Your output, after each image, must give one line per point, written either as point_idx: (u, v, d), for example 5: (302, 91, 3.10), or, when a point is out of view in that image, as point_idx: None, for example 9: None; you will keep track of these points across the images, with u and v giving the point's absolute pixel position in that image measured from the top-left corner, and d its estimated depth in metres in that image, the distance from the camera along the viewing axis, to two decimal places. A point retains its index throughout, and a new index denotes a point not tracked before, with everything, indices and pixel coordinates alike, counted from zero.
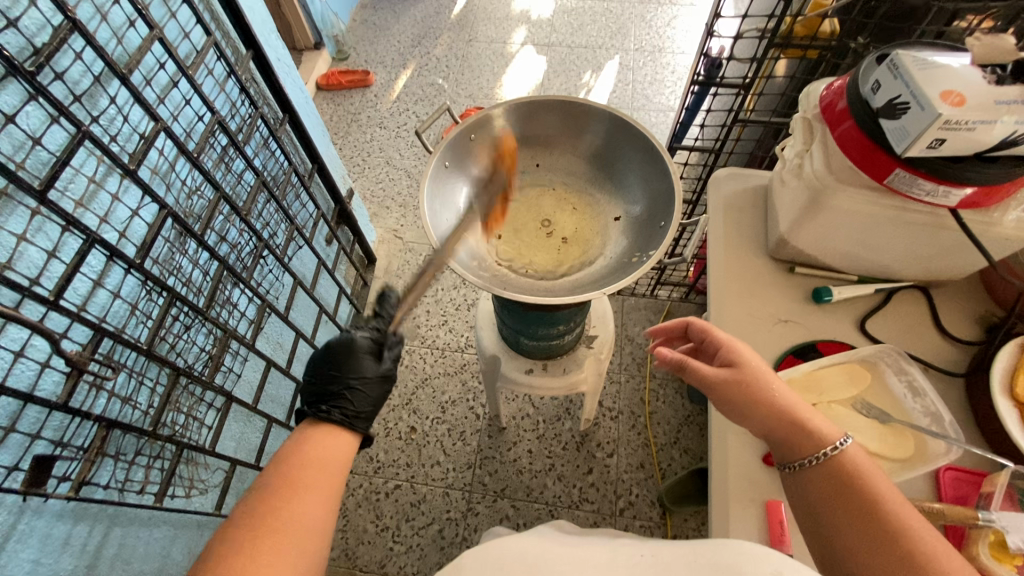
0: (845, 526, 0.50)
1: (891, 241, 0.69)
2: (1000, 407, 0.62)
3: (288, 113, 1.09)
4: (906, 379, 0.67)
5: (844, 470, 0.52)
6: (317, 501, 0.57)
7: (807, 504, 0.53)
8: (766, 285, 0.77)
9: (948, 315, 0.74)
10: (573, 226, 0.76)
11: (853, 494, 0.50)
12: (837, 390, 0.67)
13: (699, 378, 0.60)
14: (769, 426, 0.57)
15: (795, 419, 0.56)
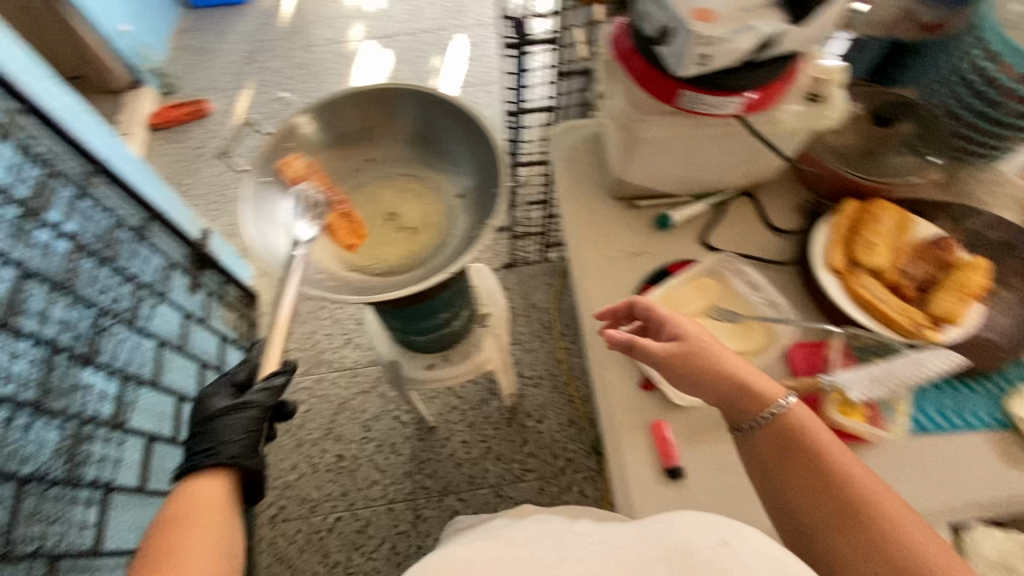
0: (797, 485, 0.51)
1: (706, 158, 0.74)
2: (824, 280, 0.70)
3: (95, 164, 0.98)
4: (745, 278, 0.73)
5: (790, 429, 0.53)
6: (189, 552, 0.55)
7: (762, 467, 0.54)
8: (616, 225, 0.81)
9: (773, 212, 0.82)
10: (419, 213, 0.74)
11: (799, 453, 0.52)
12: (689, 301, 0.72)
13: (650, 357, 0.58)
14: (722, 395, 0.56)
15: (745, 384, 0.55)
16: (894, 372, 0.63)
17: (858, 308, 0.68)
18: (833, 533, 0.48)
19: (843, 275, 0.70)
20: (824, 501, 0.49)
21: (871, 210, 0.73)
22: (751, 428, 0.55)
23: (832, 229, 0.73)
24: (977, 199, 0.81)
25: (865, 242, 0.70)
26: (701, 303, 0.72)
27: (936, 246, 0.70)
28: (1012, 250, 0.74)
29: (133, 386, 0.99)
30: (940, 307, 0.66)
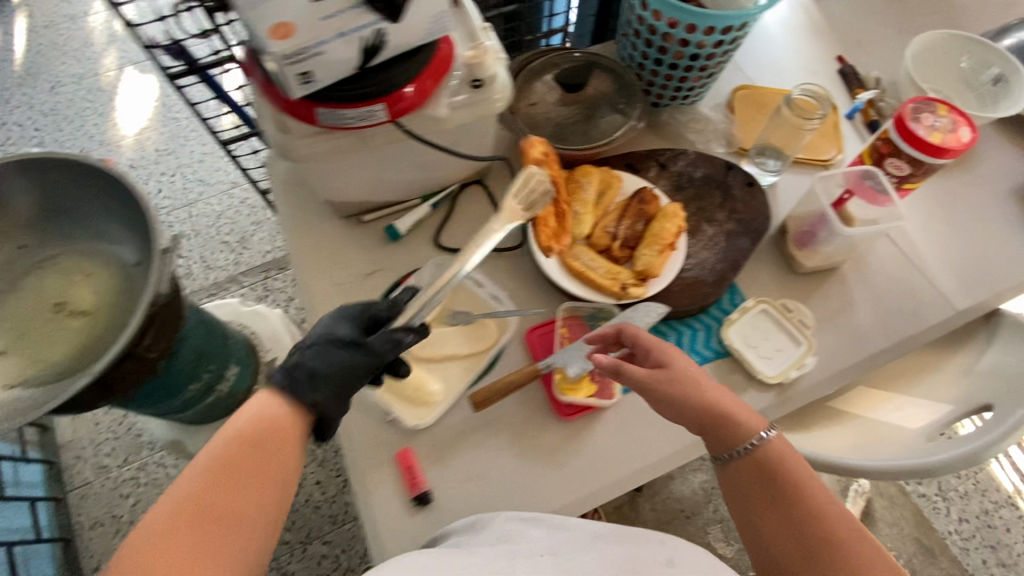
0: (773, 521, 0.50)
1: (404, 161, 0.70)
2: (541, 259, 0.70)
3: None
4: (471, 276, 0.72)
5: (762, 459, 0.52)
6: (234, 512, 0.43)
7: (743, 497, 0.53)
8: (343, 247, 0.75)
9: (503, 195, 0.80)
10: (91, 295, 0.65)
11: (771, 484, 0.51)
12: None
13: (634, 383, 0.57)
14: (700, 424, 0.55)
15: (720, 415, 0.54)
16: (606, 338, 0.65)
17: (574, 280, 0.69)
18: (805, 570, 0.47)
19: (558, 250, 0.71)
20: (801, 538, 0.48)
21: (576, 177, 0.74)
22: (728, 457, 0.54)
23: (546, 205, 0.74)
24: (686, 139, 0.84)
25: (571, 213, 0.71)
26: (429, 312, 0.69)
27: (634, 202, 0.72)
28: (712, 184, 0.79)
29: None
30: (641, 263, 0.68)
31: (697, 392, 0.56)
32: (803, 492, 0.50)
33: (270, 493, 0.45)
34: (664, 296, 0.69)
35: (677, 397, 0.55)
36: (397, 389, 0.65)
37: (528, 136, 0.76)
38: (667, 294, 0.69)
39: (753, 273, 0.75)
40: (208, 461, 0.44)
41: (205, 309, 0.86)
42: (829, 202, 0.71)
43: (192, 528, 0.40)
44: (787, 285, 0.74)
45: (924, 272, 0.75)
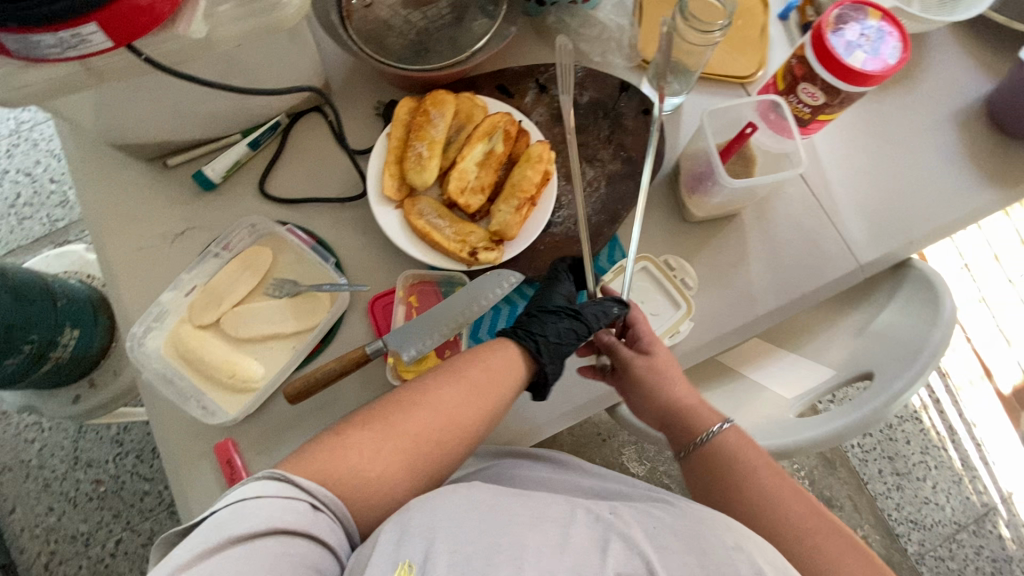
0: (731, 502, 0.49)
1: (187, 91, 0.55)
2: (379, 217, 0.58)
3: None
4: (294, 236, 0.60)
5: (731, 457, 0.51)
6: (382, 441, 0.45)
7: (706, 485, 0.52)
8: (147, 199, 0.62)
9: (345, 126, 0.66)
10: None
11: (734, 478, 0.50)
12: (229, 284, 0.58)
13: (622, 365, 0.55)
14: (661, 417, 0.54)
15: (685, 406, 0.54)
16: (449, 312, 0.56)
17: (418, 241, 0.58)
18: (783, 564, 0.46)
19: (400, 204, 0.58)
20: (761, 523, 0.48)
21: (426, 107, 0.60)
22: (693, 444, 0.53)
23: (388, 144, 0.60)
24: (575, 50, 0.68)
25: (415, 156, 0.58)
26: (245, 281, 0.58)
27: (494, 140, 0.58)
28: (597, 114, 0.65)
29: None
30: (496, 221, 0.57)
31: (672, 384, 0.54)
32: (752, 471, 0.50)
33: (426, 418, 0.47)
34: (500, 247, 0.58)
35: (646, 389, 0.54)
36: (212, 380, 0.56)
37: (362, 52, 0.60)
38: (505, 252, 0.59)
39: (636, 223, 0.64)
40: (412, 399, 0.48)
41: (15, 270, 0.73)
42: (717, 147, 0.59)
43: (394, 428, 0.46)
44: (674, 237, 0.64)
45: (832, 217, 0.66)
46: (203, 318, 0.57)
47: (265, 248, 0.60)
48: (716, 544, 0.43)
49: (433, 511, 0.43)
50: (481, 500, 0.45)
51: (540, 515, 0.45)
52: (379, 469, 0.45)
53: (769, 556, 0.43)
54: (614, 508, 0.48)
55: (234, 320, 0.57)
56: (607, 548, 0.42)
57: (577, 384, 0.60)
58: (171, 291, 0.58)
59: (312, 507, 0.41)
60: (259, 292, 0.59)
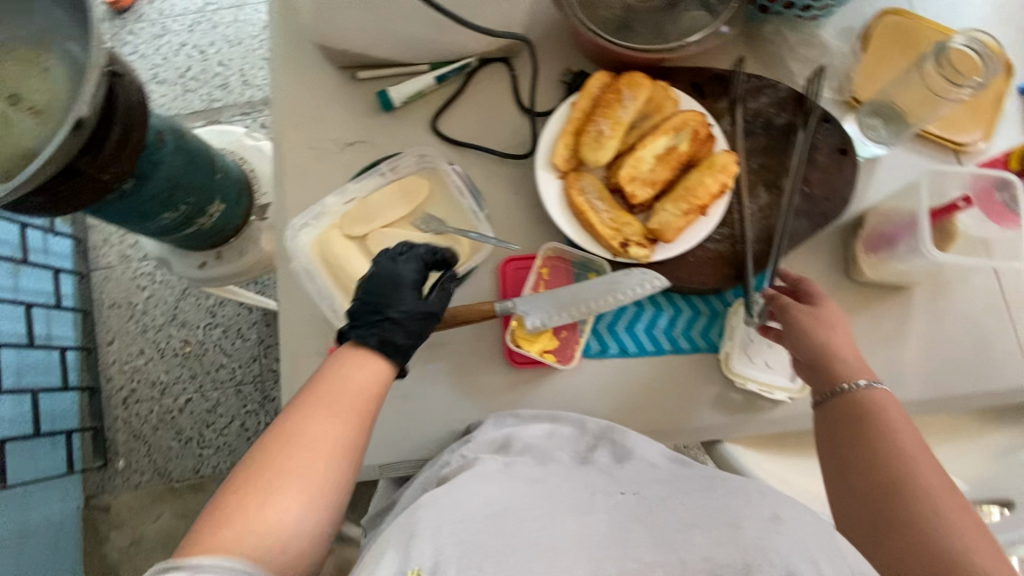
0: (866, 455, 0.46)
1: (402, 12, 0.56)
2: (541, 183, 0.57)
3: None
4: (457, 180, 0.61)
5: (866, 410, 0.48)
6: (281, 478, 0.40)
7: (839, 441, 0.48)
8: (330, 103, 0.65)
9: (527, 84, 0.65)
10: (43, 91, 0.58)
11: (870, 431, 0.47)
12: (386, 207, 0.60)
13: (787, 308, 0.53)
14: (809, 360, 0.52)
15: (834, 355, 0.51)
16: (583, 296, 0.54)
17: (572, 216, 0.57)
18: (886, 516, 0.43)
19: (565, 176, 0.57)
20: (875, 472, 0.45)
21: (619, 86, 0.58)
22: (826, 393, 0.51)
23: (570, 113, 0.58)
24: (784, 68, 0.64)
25: (595, 133, 0.56)
26: (401, 209, 0.60)
27: (679, 137, 0.56)
28: (789, 140, 0.60)
29: None
30: (658, 220, 0.55)
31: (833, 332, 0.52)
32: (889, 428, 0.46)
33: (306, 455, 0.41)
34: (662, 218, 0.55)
35: (798, 329, 0.52)
36: (348, 290, 0.59)
37: (577, 18, 0.59)
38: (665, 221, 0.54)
39: (794, 264, 0.60)
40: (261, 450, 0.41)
41: (193, 135, 0.79)
42: (933, 205, 0.54)
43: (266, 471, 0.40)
44: (831, 291, 0.60)
45: (1017, 325, 0.58)
46: (354, 230, 0.60)
47: (426, 183, 0.62)
48: (751, 520, 0.39)
49: (438, 507, 0.41)
50: (492, 494, 0.43)
51: (555, 502, 0.43)
52: (282, 510, 0.39)
53: (813, 537, 0.38)
54: (638, 492, 0.45)
55: (382, 242, 0.60)
56: (626, 527, 0.40)
57: (682, 406, 0.58)
58: (337, 197, 0.59)
59: (247, 570, 0.36)
60: (408, 223, 0.61)
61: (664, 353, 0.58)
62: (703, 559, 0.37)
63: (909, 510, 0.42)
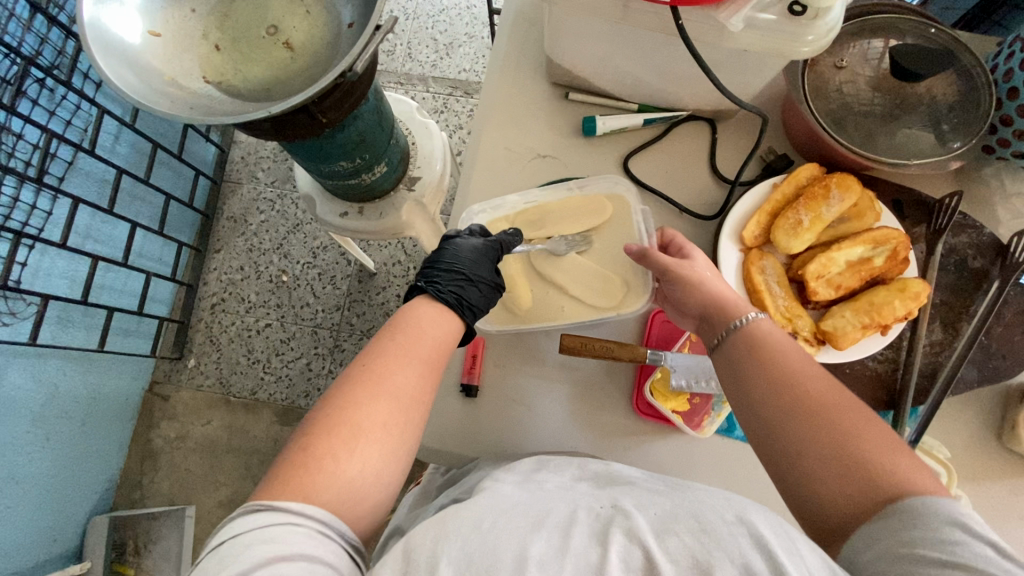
0: (770, 394, 0.45)
1: (647, 56, 0.58)
2: (723, 251, 0.58)
3: None
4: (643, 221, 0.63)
5: (754, 332, 0.49)
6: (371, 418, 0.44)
7: (740, 383, 0.48)
8: (535, 113, 0.68)
9: (725, 150, 0.66)
10: (300, 31, 0.64)
11: (776, 364, 0.46)
12: (562, 220, 0.64)
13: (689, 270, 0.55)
14: (701, 312, 0.54)
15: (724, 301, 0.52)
16: None
17: (744, 291, 0.57)
18: (806, 446, 0.41)
19: (748, 251, 0.58)
20: (780, 404, 0.44)
21: (828, 183, 0.58)
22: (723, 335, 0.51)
23: (770, 193, 0.59)
24: (991, 214, 0.62)
25: (793, 221, 0.57)
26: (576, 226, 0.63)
27: (876, 251, 0.56)
28: (979, 286, 0.59)
29: (71, 147, 1.01)
30: (832, 323, 0.54)
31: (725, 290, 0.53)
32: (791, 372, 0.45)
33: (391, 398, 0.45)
34: (708, 305, 0.53)
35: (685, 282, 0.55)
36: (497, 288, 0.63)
37: (808, 109, 0.58)
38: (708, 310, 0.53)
39: (945, 410, 0.58)
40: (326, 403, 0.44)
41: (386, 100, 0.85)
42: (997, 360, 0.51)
43: (344, 415, 0.43)
44: (980, 450, 0.57)
45: None
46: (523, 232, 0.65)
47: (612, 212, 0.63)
48: (718, 520, 0.38)
49: (440, 525, 0.40)
50: (484, 518, 0.40)
51: (535, 520, 0.41)
52: (363, 461, 0.42)
53: (776, 528, 0.37)
54: (613, 501, 0.43)
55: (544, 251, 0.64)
56: (603, 537, 0.39)
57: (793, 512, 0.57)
58: (520, 196, 0.65)
59: (329, 520, 0.39)
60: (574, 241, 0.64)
61: None
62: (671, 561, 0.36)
63: (844, 446, 0.40)
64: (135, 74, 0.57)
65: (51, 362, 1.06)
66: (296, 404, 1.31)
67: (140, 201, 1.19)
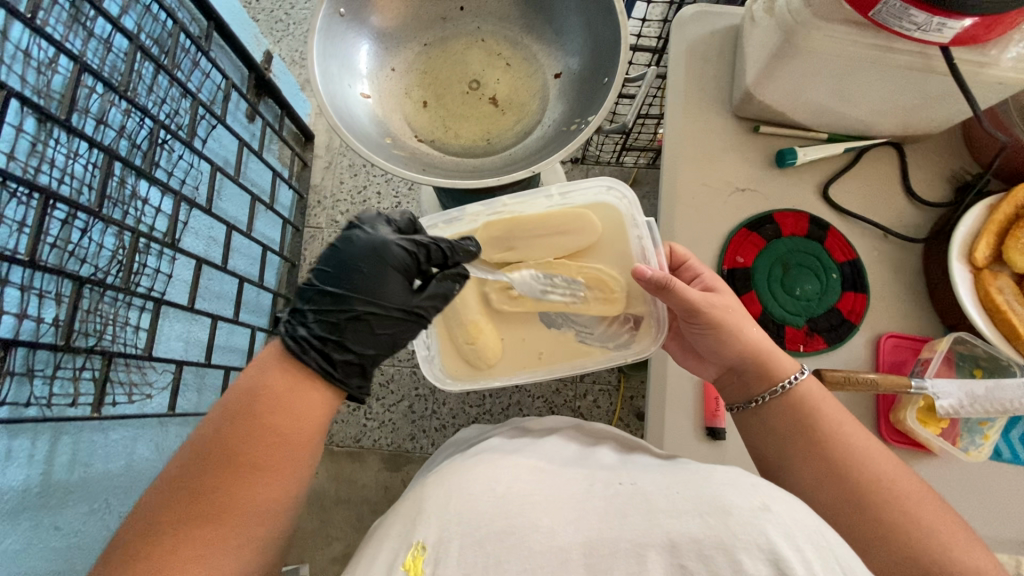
0: (811, 463, 0.51)
1: (870, 92, 0.59)
2: (955, 273, 0.59)
3: (213, 19, 0.97)
4: (641, 234, 0.63)
5: (799, 403, 0.54)
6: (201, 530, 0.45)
7: (774, 432, 0.55)
8: (726, 148, 0.69)
9: (918, 173, 0.68)
10: (505, 85, 0.64)
11: (815, 429, 0.52)
12: (538, 243, 0.64)
13: (680, 298, 0.55)
14: (731, 362, 0.57)
15: (765, 356, 0.55)
16: (997, 395, 0.55)
17: (983, 311, 0.58)
18: (847, 524, 0.49)
19: (979, 270, 0.59)
20: (824, 473, 0.51)
21: None
22: (745, 401, 0.57)
23: (988, 213, 0.61)
24: None
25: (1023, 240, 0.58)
26: (555, 250, 0.64)
27: None
28: None
29: (189, 208, 0.99)
30: None
31: (740, 334, 0.56)
32: (828, 434, 0.52)
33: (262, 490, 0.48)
34: (741, 360, 0.56)
35: (700, 322, 0.56)
36: (452, 333, 0.66)
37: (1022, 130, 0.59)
38: (742, 363, 0.56)
39: None
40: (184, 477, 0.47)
41: None
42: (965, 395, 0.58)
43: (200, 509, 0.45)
44: None
45: None
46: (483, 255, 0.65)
47: (609, 226, 0.65)
48: (741, 506, 0.41)
49: (448, 499, 0.48)
50: (500, 482, 0.49)
51: (562, 498, 0.47)
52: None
53: (802, 523, 0.40)
54: (636, 482, 0.48)
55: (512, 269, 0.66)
56: (625, 516, 0.44)
57: None
58: (480, 206, 0.66)
59: None
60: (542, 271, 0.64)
61: None
62: (692, 542, 0.40)
63: (885, 522, 0.47)
64: (369, 137, 0.57)
65: (171, 430, 1.02)
66: (403, 448, 1.28)
67: (239, 254, 1.16)
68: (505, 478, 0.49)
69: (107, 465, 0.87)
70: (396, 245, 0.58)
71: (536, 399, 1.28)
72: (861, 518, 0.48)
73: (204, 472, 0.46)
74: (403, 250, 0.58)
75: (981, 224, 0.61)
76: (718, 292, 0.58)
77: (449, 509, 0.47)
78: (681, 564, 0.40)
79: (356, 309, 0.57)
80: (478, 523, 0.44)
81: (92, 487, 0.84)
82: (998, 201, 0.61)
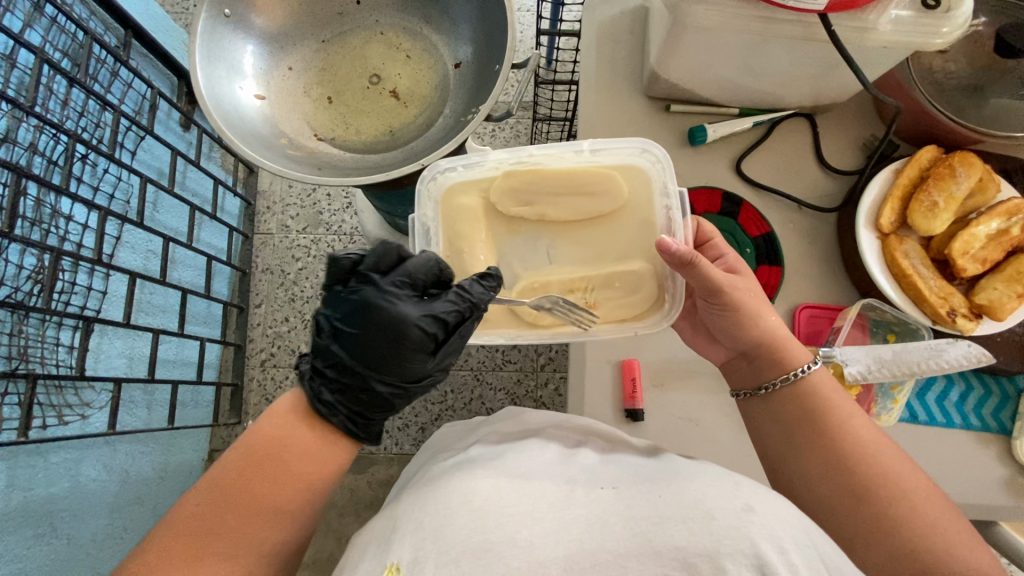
0: (816, 461, 0.49)
1: (768, 64, 0.59)
2: (863, 241, 0.59)
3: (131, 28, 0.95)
4: (670, 205, 0.56)
5: (806, 395, 0.52)
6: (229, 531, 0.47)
7: (784, 427, 0.52)
8: (638, 129, 0.68)
9: (830, 142, 0.68)
10: (405, 77, 0.63)
11: (824, 426, 0.50)
12: (560, 203, 0.57)
13: (700, 273, 0.52)
14: (743, 345, 0.55)
15: (777, 341, 0.54)
16: (904, 358, 0.56)
17: (892, 277, 0.59)
18: (844, 521, 0.47)
19: (886, 237, 0.59)
20: (831, 471, 0.48)
21: (951, 162, 0.59)
22: (754, 388, 0.55)
23: (893, 178, 0.61)
24: None
25: (928, 203, 0.58)
26: (575, 213, 0.57)
27: (1013, 221, 0.57)
28: None
29: (122, 223, 0.97)
30: (986, 295, 0.56)
31: (756, 314, 0.54)
32: (831, 428, 0.50)
33: (286, 488, 0.51)
34: (756, 345, 0.54)
35: (720, 297, 0.54)
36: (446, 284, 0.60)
37: (921, 94, 0.60)
38: (756, 348, 0.54)
39: None
40: (207, 491, 0.49)
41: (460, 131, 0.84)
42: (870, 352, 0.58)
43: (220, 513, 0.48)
44: None
45: None
46: (500, 207, 0.58)
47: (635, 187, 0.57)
48: (724, 510, 0.39)
49: (423, 511, 0.43)
50: (477, 491, 0.44)
51: (533, 499, 0.43)
52: None
53: (787, 525, 0.38)
54: (616, 485, 0.45)
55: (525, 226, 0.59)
56: (609, 525, 0.40)
57: (973, 485, 0.57)
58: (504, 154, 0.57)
59: None
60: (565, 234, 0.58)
61: (953, 426, 0.59)
62: (674, 549, 0.38)
63: (887, 527, 0.45)
64: (263, 138, 0.55)
65: (121, 449, 1.01)
66: (366, 450, 1.27)
67: (182, 266, 1.14)
68: (481, 487, 0.44)
69: (50, 488, 0.85)
70: (415, 326, 0.53)
71: (498, 391, 1.28)
72: (866, 516, 0.46)
73: (230, 483, 0.49)
74: (422, 334, 0.54)
75: (885, 190, 0.61)
76: (739, 273, 0.56)
77: (425, 518, 0.43)
78: (663, 573, 0.37)
79: (370, 382, 0.56)
80: (452, 540, 0.40)
81: (35, 512, 0.83)
82: (900, 166, 0.61)
